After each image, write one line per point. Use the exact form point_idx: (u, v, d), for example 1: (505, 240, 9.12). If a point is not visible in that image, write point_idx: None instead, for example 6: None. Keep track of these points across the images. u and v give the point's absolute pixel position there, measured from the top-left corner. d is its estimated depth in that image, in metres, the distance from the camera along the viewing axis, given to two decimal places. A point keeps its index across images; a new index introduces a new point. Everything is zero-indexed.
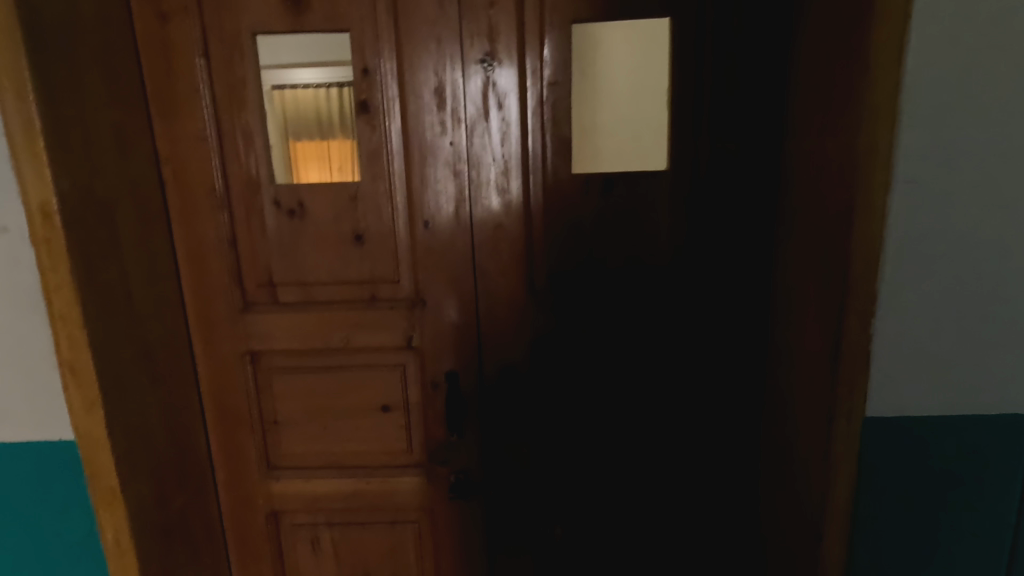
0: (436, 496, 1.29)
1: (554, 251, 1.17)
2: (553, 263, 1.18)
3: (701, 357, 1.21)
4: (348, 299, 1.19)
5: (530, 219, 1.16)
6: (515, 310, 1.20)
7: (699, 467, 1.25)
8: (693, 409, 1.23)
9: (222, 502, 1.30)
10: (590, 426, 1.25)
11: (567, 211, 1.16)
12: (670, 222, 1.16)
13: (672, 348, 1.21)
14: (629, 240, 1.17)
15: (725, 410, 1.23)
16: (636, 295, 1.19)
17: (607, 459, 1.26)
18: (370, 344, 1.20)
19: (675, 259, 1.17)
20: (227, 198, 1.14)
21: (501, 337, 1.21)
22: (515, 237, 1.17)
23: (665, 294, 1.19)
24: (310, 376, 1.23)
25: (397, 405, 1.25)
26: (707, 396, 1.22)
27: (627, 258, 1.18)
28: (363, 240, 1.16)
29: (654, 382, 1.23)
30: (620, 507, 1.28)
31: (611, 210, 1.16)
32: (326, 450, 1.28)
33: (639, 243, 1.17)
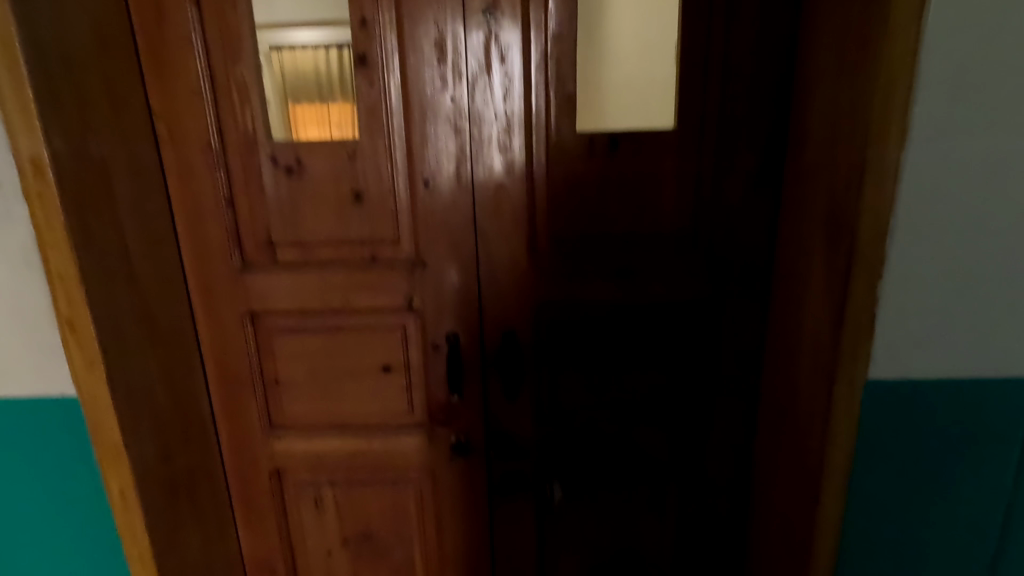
0: (437, 456, 1.31)
1: (557, 211, 1.16)
2: (556, 224, 1.16)
3: (703, 322, 1.20)
4: (348, 260, 1.18)
5: (534, 180, 1.14)
6: (517, 272, 1.18)
7: (698, 430, 1.26)
8: (694, 373, 1.23)
9: (225, 461, 1.32)
10: (591, 389, 1.25)
11: (571, 170, 1.14)
12: (675, 184, 1.14)
13: (675, 312, 1.20)
14: (633, 201, 1.15)
15: (725, 374, 1.22)
16: (639, 258, 1.17)
17: (607, 422, 1.27)
18: (370, 305, 1.20)
19: (678, 221, 1.16)
20: (223, 156, 1.12)
21: (503, 300, 1.20)
22: (518, 197, 1.15)
23: (668, 258, 1.17)
24: (310, 337, 1.23)
25: (398, 367, 1.25)
26: (708, 360, 1.22)
27: (631, 220, 1.16)
28: (362, 200, 1.14)
29: (655, 346, 1.22)
30: (619, 470, 1.30)
31: (616, 170, 1.14)
32: (327, 410, 1.29)
33: (643, 205, 1.15)
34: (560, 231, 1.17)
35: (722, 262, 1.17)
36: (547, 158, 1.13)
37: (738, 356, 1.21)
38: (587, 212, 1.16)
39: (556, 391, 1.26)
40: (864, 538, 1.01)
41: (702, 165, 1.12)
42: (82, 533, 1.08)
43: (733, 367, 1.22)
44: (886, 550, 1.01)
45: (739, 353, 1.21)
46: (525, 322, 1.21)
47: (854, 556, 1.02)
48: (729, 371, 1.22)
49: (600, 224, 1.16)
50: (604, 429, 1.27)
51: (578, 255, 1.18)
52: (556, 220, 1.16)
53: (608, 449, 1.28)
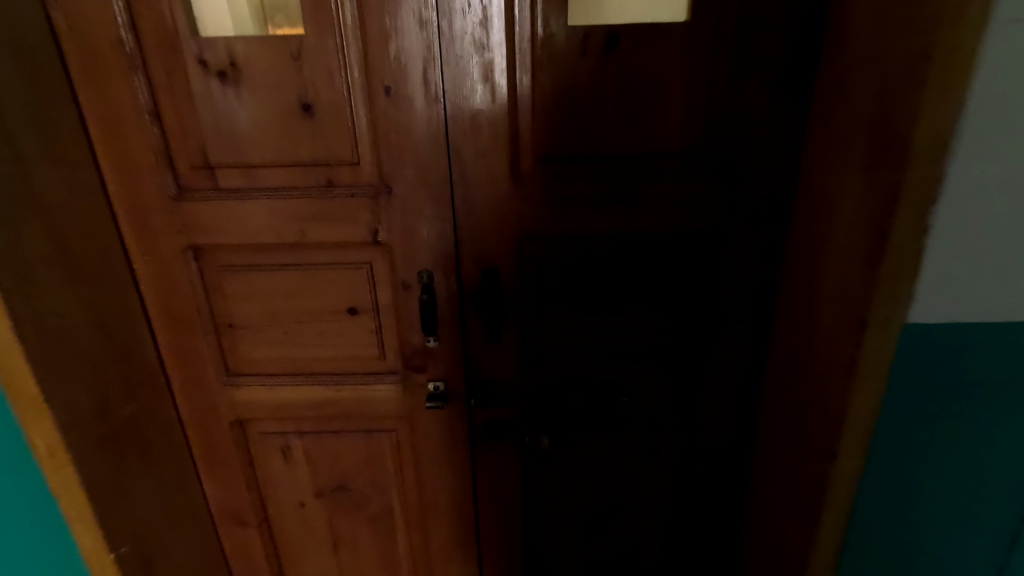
0: (413, 405, 1.19)
1: (544, 125, 0.98)
2: (543, 140, 0.99)
3: (709, 255, 1.06)
4: (302, 186, 1.01)
5: (516, 87, 0.96)
6: (496, 198, 1.02)
7: (699, 376, 1.14)
8: (697, 314, 1.10)
9: (182, 412, 1.20)
10: (580, 333, 1.13)
11: (562, 74, 0.95)
12: (686, 91, 0.96)
13: (677, 244, 1.05)
14: (634, 113, 0.98)
15: (733, 314, 1.09)
16: (641, 182, 1.01)
17: (599, 366, 1.15)
18: (329, 239, 1.04)
19: (685, 139, 0.99)
20: (140, 56, 0.93)
21: (481, 231, 1.05)
22: (500, 107, 0.97)
23: (673, 181, 1.01)
24: (264, 275, 1.08)
25: (365, 308, 1.11)
26: (713, 299, 1.09)
27: (631, 136, 0.99)
28: (313, 112, 0.96)
29: (654, 284, 1.08)
30: (611, 418, 1.19)
31: (615, 74, 0.95)
32: (290, 356, 1.16)
33: (647, 117, 0.98)
34: (548, 150, 1.00)
35: (735, 185, 1.01)
36: (532, 58, 0.94)
37: (748, 293, 1.08)
38: (581, 127, 0.98)
39: (542, 333, 1.13)
40: (884, 496, 0.90)
41: (716, 68, 0.94)
42: (13, 493, 0.97)
43: (742, 306, 1.08)
44: (911, 512, 0.91)
45: (749, 289, 1.07)
46: (508, 255, 1.07)
47: (871, 515, 0.92)
48: (737, 311, 1.09)
49: (595, 142, 0.99)
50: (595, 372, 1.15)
51: (569, 178, 1.01)
52: (543, 136, 0.99)
53: (600, 397, 1.17)
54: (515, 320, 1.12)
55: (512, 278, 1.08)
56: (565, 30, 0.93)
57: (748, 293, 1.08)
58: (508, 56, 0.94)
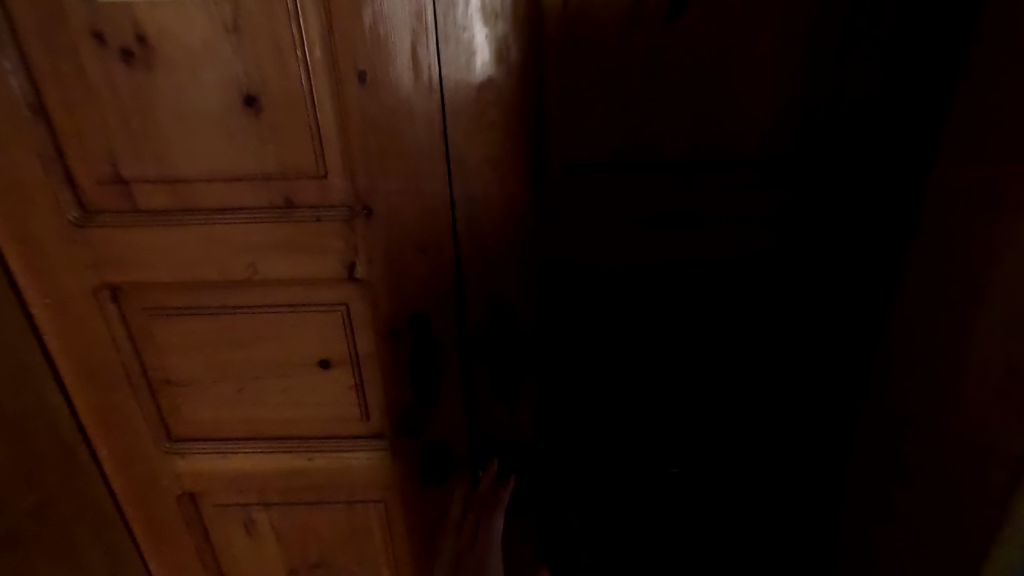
0: (405, 476, 0.95)
1: (578, 120, 0.73)
2: (576, 140, 0.74)
3: (788, 288, 0.82)
4: (250, 207, 0.75)
5: (541, 71, 0.70)
6: (513, 219, 0.77)
7: (766, 440, 0.90)
8: (769, 361, 0.86)
9: (114, 484, 0.96)
10: (619, 387, 0.88)
11: (603, 50, 0.70)
12: (768, 75, 0.71)
13: (747, 275, 0.81)
14: (696, 105, 0.72)
15: (818, 364, 0.85)
16: (703, 195, 0.76)
17: (643, 428, 0.90)
18: (290, 276, 0.78)
19: (765, 142, 0.74)
20: (13, 29, 0.67)
21: (492, 259, 0.80)
22: (518, 97, 0.71)
23: (745, 196, 0.76)
24: (207, 321, 0.83)
25: (341, 361, 0.86)
26: (790, 343, 0.85)
27: (691, 136, 0.74)
28: (259, 107, 0.70)
29: (715, 324, 0.85)
30: (657, 500, 0.93)
31: (673, 52, 0.70)
32: (247, 419, 0.91)
33: (714, 109, 0.73)
34: (584, 153, 0.74)
35: (828, 199, 0.76)
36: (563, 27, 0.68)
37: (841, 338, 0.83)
38: (627, 122, 0.73)
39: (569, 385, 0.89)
40: None
41: (811, 47, 0.70)
42: None
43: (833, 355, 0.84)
44: None
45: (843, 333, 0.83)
46: (528, 291, 0.82)
47: None
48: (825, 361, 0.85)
49: (645, 143, 0.74)
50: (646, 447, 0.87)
51: (609, 190, 0.76)
52: (576, 136, 0.73)
53: (642, 472, 0.92)
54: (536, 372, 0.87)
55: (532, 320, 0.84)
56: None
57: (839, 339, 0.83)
58: (528, 25, 0.68)
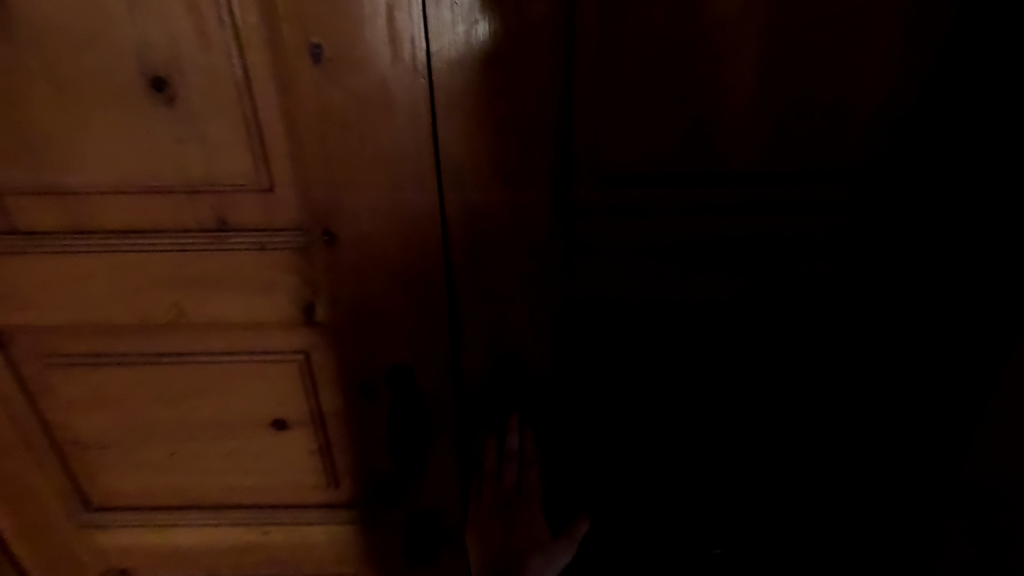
0: (383, 555, 0.76)
1: (615, 119, 0.53)
2: (611, 146, 0.54)
3: (876, 334, 0.62)
4: (170, 230, 0.55)
5: (569, 51, 0.51)
6: (524, 248, 0.58)
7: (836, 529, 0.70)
8: (843, 428, 0.66)
9: (21, 563, 0.77)
10: (645, 455, 0.69)
11: (653, 22, 0.50)
12: (879, 62, 0.52)
13: (822, 316, 0.62)
14: (776, 101, 0.53)
15: (912, 449, 0.63)
16: (776, 219, 0.57)
17: (671, 508, 0.70)
18: (229, 318, 0.60)
19: (865, 157, 0.55)
20: None
21: (496, 298, 0.61)
22: (535, 86, 0.51)
23: (831, 222, 0.57)
24: (122, 371, 0.64)
25: (301, 420, 0.67)
26: (873, 408, 0.65)
27: (767, 142, 0.55)
28: (173, 94, 0.50)
29: (772, 379, 0.65)
30: None
31: (750, 27, 0.51)
32: (183, 486, 0.72)
33: (800, 108, 0.53)
34: (621, 163, 0.55)
35: (943, 226, 0.57)
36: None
37: (948, 423, 0.60)
38: (680, 124, 0.54)
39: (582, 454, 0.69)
40: None
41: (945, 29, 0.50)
42: None
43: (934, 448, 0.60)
44: None
45: (947, 421, 0.59)
46: (542, 339, 0.63)
47: None
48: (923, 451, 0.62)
49: (703, 152, 0.55)
50: (669, 533, 0.68)
51: (652, 212, 0.57)
52: (612, 140, 0.54)
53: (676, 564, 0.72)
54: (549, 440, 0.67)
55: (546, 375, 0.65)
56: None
57: (935, 427, 0.60)
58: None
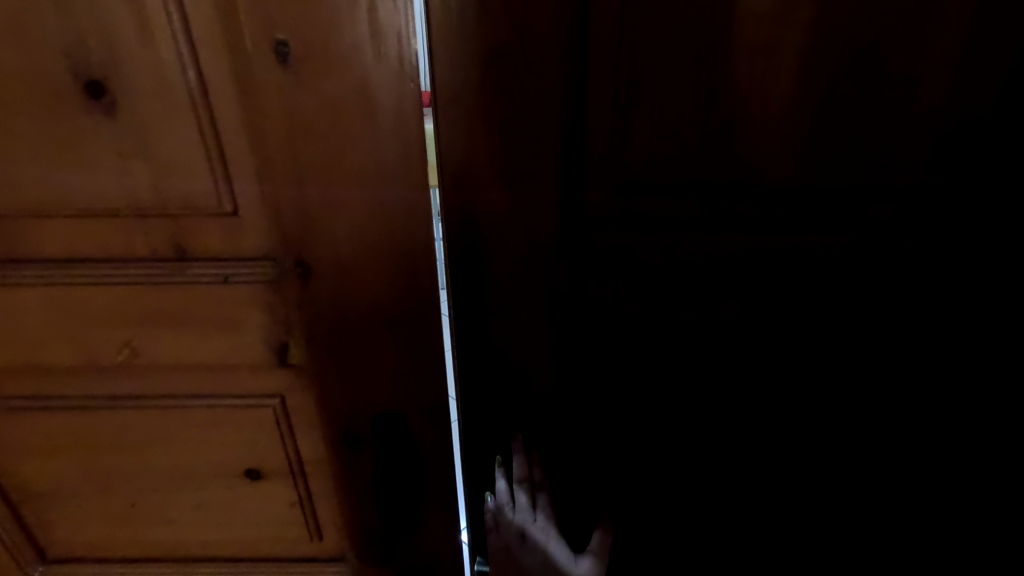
0: None
1: (640, 126, 0.44)
2: (632, 155, 0.45)
3: (948, 371, 0.51)
4: (118, 259, 0.47)
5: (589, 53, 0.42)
6: (532, 275, 0.50)
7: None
8: (899, 474, 0.56)
9: None
10: (658, 499, 0.60)
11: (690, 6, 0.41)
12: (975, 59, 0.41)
13: (881, 350, 0.51)
14: (838, 99, 0.43)
15: (975, 496, 0.54)
16: (827, 239, 0.47)
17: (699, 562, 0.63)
18: (191, 358, 0.51)
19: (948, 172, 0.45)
20: None
21: (498, 327, 0.54)
22: (549, 90, 0.43)
23: (897, 242, 0.47)
24: (71, 415, 0.55)
25: (277, 469, 0.59)
26: (939, 453, 0.54)
27: (821, 149, 0.45)
28: (113, 100, 0.42)
29: (815, 420, 0.54)
30: None
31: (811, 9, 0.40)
32: (147, 538, 0.64)
33: (865, 111, 0.43)
34: (648, 178, 0.46)
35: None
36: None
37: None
38: (722, 137, 0.44)
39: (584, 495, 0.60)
40: None
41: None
42: None
43: None
44: None
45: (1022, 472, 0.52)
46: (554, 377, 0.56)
47: None
48: None
49: (744, 158, 0.45)
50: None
51: (678, 228, 0.48)
52: (637, 155, 0.46)
53: None
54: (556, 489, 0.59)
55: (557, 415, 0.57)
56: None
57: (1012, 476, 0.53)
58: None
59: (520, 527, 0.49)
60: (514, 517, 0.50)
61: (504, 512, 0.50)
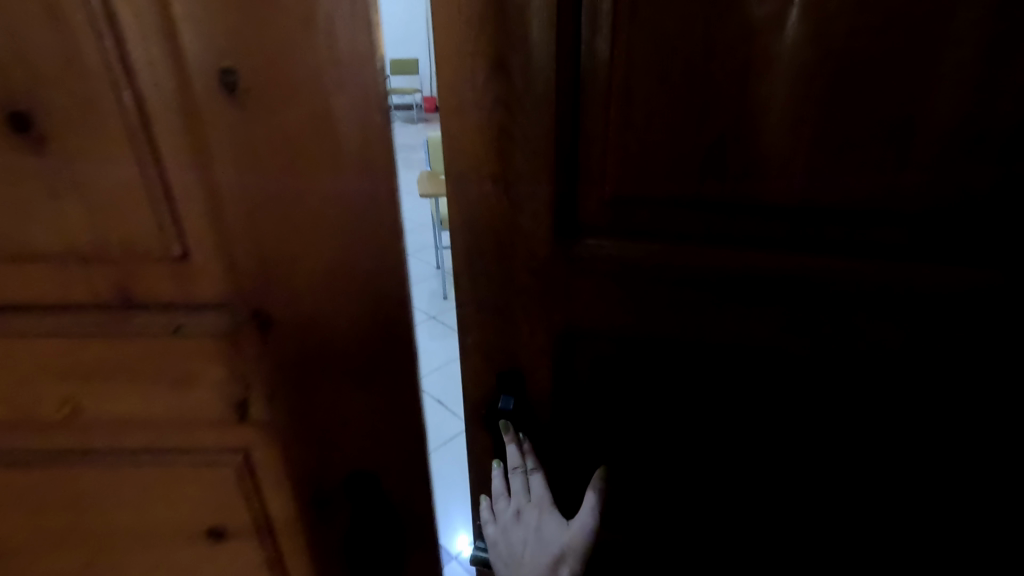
0: None
1: (631, 136, 0.38)
2: (619, 167, 0.39)
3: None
4: (56, 307, 0.43)
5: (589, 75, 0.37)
6: (516, 309, 0.45)
7: None
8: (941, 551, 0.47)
9: None
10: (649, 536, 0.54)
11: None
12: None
13: (923, 401, 0.41)
14: (881, 95, 0.33)
15: None
16: (859, 264, 0.38)
17: None
18: (141, 414, 0.47)
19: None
20: None
21: (479, 362, 0.48)
22: (531, 110, 0.38)
23: (947, 275, 0.37)
24: (10, 472, 0.50)
25: (239, 530, 0.54)
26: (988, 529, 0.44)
27: (844, 160, 0.35)
28: (42, 134, 0.37)
29: (837, 469, 0.46)
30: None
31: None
32: None
33: (912, 114, 0.33)
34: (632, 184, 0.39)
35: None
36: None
37: None
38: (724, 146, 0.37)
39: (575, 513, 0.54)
40: None
41: None
42: None
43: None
44: None
45: None
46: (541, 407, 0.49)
47: None
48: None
49: (753, 167, 0.37)
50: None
51: (673, 239, 0.41)
52: (624, 162, 0.39)
53: None
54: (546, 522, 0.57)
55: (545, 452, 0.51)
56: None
57: None
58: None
59: (514, 509, 0.48)
60: (508, 502, 0.48)
61: (500, 497, 0.49)
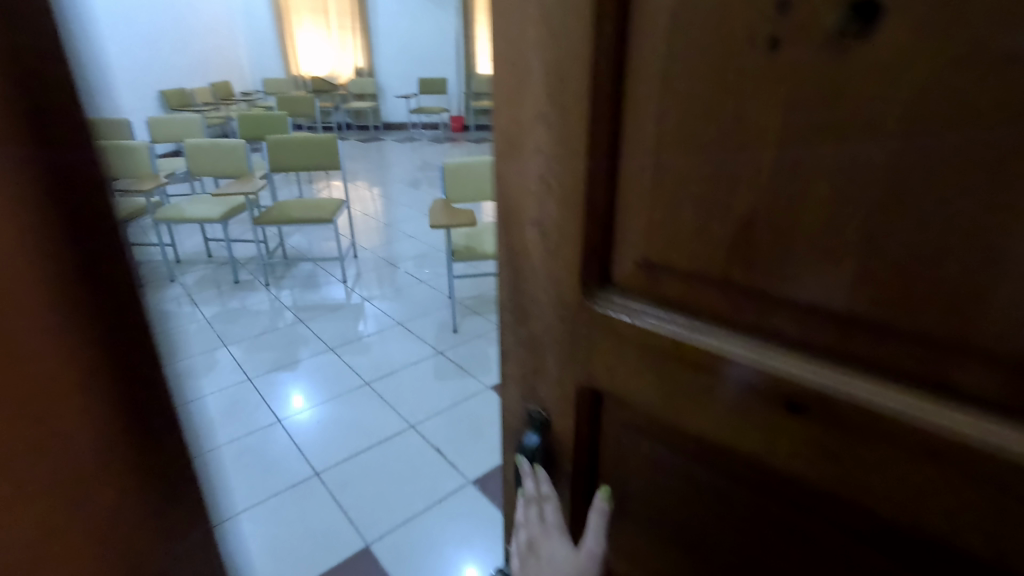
0: None
1: (645, 225, 0.56)
2: (640, 246, 0.57)
3: (834, 484, 0.49)
4: None
5: (598, 163, 0.56)
6: (559, 299, 0.64)
7: None
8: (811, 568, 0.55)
9: None
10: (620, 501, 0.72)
11: (683, 146, 0.49)
12: (815, 186, 0.43)
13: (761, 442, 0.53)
14: (730, 209, 0.48)
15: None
16: (755, 313, 0.50)
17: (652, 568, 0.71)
18: None
19: (818, 291, 0.45)
20: None
21: (530, 317, 0.69)
22: (577, 158, 0.56)
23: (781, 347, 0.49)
24: None
25: None
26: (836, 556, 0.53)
27: (704, 254, 0.52)
28: None
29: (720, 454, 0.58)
30: None
31: (789, 161, 0.44)
32: None
33: (731, 227, 0.49)
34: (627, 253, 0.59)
35: (895, 411, 0.43)
36: (652, 114, 0.51)
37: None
38: (653, 233, 0.55)
39: (597, 458, 0.73)
40: None
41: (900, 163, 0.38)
42: None
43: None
44: None
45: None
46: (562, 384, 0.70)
47: None
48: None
49: (720, 276, 0.51)
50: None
51: (673, 310, 0.56)
52: (595, 230, 0.59)
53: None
54: (570, 462, 0.75)
55: (573, 406, 0.70)
56: (677, 51, 0.47)
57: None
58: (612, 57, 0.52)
59: (539, 520, 0.72)
60: (534, 509, 0.72)
61: (529, 503, 0.73)
